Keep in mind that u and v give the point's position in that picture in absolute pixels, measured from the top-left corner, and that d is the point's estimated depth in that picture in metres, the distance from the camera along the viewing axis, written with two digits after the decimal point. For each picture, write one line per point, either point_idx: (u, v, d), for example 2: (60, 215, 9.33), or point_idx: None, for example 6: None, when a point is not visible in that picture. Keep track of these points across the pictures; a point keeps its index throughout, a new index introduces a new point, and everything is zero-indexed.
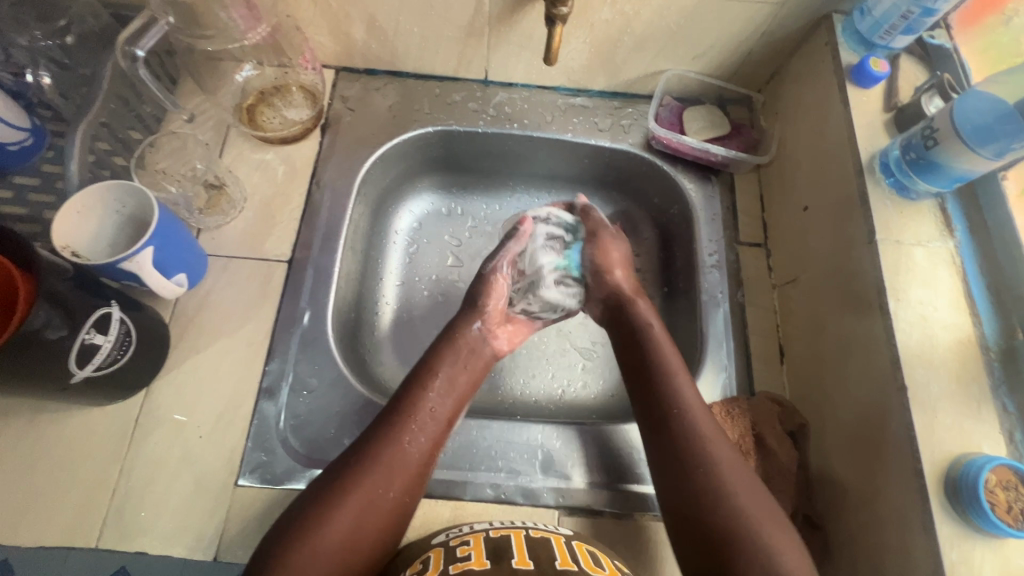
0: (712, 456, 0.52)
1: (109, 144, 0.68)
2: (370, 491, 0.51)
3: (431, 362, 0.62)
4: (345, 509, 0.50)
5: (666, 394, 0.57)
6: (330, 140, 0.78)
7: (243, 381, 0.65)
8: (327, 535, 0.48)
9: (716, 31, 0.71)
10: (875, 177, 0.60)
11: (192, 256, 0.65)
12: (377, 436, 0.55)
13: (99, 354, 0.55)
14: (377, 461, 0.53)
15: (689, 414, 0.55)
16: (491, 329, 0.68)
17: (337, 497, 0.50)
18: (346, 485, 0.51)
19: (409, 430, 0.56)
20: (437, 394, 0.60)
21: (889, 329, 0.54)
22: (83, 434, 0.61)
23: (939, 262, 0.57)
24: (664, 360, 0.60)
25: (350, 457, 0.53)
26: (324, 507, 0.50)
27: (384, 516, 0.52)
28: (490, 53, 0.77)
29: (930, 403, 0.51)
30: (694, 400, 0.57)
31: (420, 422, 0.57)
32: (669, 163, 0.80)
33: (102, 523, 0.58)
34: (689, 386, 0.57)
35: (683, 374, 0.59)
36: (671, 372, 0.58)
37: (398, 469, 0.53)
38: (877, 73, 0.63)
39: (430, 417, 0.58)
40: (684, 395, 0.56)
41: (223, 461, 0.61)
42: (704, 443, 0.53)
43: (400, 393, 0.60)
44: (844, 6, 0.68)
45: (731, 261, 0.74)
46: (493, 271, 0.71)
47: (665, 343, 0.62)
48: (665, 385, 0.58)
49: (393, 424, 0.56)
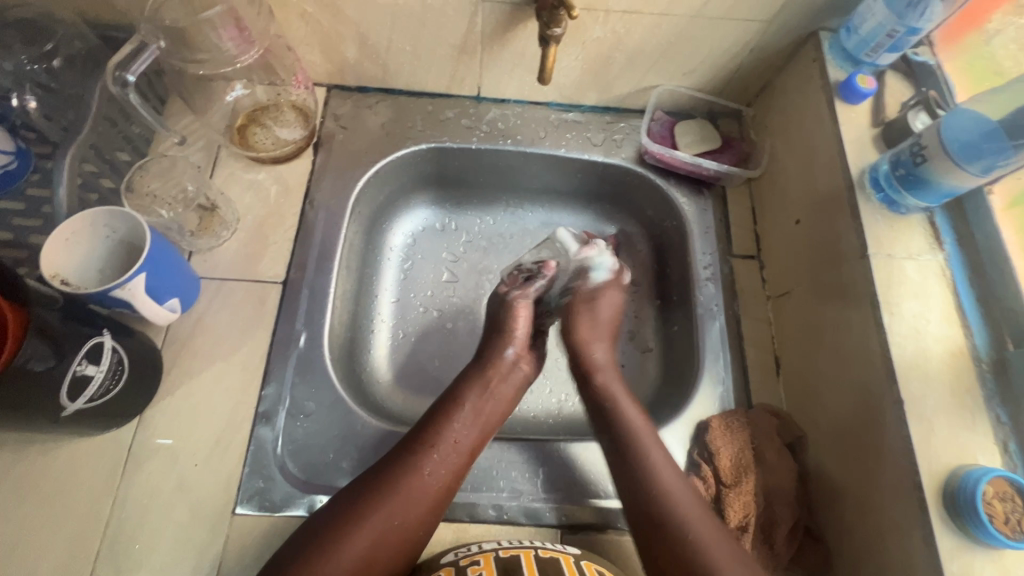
0: (679, 512, 0.55)
1: (95, 166, 0.66)
2: (387, 517, 0.52)
3: (460, 390, 0.63)
4: (365, 530, 0.51)
5: (635, 445, 0.59)
6: (323, 158, 0.77)
7: (239, 406, 0.64)
8: (342, 557, 0.49)
9: (706, 48, 0.72)
10: (865, 193, 0.61)
11: (184, 280, 0.64)
12: (401, 459, 0.56)
13: (91, 385, 0.53)
14: (398, 488, 0.54)
15: (659, 484, 0.57)
16: (520, 356, 0.68)
17: (358, 518, 0.52)
18: (367, 507, 0.52)
19: (431, 458, 0.56)
20: (464, 423, 0.60)
21: (885, 342, 0.55)
22: (74, 465, 0.59)
23: (929, 274, 0.58)
24: (635, 438, 0.60)
25: (371, 481, 0.54)
26: (344, 528, 0.51)
27: (399, 543, 0.52)
28: (482, 71, 0.77)
29: (926, 415, 0.52)
30: (664, 467, 0.58)
31: (444, 452, 0.57)
32: (662, 177, 0.80)
33: (95, 557, 0.56)
34: (662, 460, 0.58)
35: (653, 445, 0.60)
36: (636, 442, 0.60)
37: (416, 497, 0.54)
38: (865, 90, 0.64)
39: (455, 446, 0.58)
40: (652, 457, 0.58)
41: (220, 489, 0.60)
42: (670, 494, 0.56)
43: (427, 419, 0.60)
44: (831, 23, 0.69)
45: (725, 274, 0.75)
46: (516, 299, 0.71)
47: (638, 422, 0.62)
48: (633, 459, 0.59)
49: (420, 452, 0.56)
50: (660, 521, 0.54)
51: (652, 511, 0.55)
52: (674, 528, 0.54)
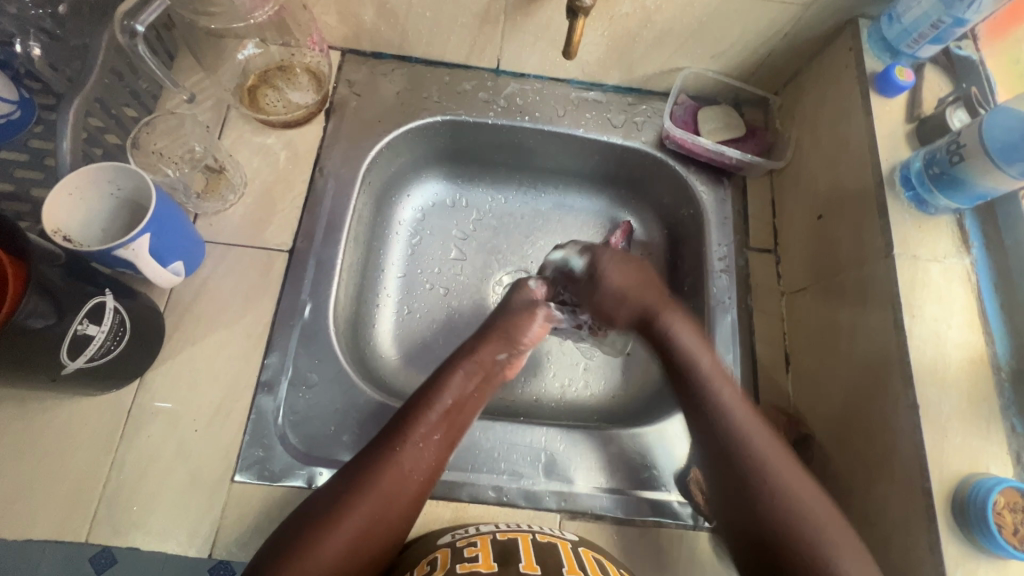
0: (765, 462, 0.53)
1: (102, 121, 0.64)
2: (366, 514, 0.51)
3: (438, 381, 0.60)
4: (341, 529, 0.50)
5: (703, 380, 0.59)
6: (335, 125, 0.75)
7: (241, 374, 0.63)
8: (321, 560, 0.48)
9: (738, 30, 0.70)
10: (895, 190, 0.59)
11: (188, 243, 0.63)
12: (379, 455, 0.54)
13: (92, 345, 0.52)
14: (378, 485, 0.52)
15: (732, 421, 0.56)
16: (511, 357, 0.66)
17: (337, 518, 0.50)
18: (344, 507, 0.51)
19: (411, 453, 0.55)
20: (445, 417, 0.58)
21: (904, 346, 0.53)
22: (72, 424, 0.59)
23: (954, 278, 0.56)
24: (704, 376, 0.59)
25: (351, 477, 0.52)
26: (322, 527, 0.49)
27: (380, 537, 0.51)
28: (503, 42, 0.74)
29: (941, 421, 0.51)
30: (741, 411, 0.57)
31: (424, 446, 0.56)
32: (682, 164, 0.78)
33: (92, 516, 0.56)
34: (734, 400, 0.57)
35: (726, 384, 0.58)
36: (714, 388, 0.58)
37: (397, 491, 0.53)
38: (901, 82, 0.61)
39: (435, 441, 0.56)
40: (733, 411, 0.56)
41: (219, 455, 0.60)
42: (736, 422, 0.56)
43: (405, 410, 0.58)
44: (871, 11, 0.66)
45: (740, 266, 0.74)
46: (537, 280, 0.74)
47: (699, 352, 0.61)
48: (716, 403, 0.57)
49: (397, 445, 0.55)
50: (730, 446, 0.55)
51: (727, 437, 0.55)
52: (752, 461, 0.53)
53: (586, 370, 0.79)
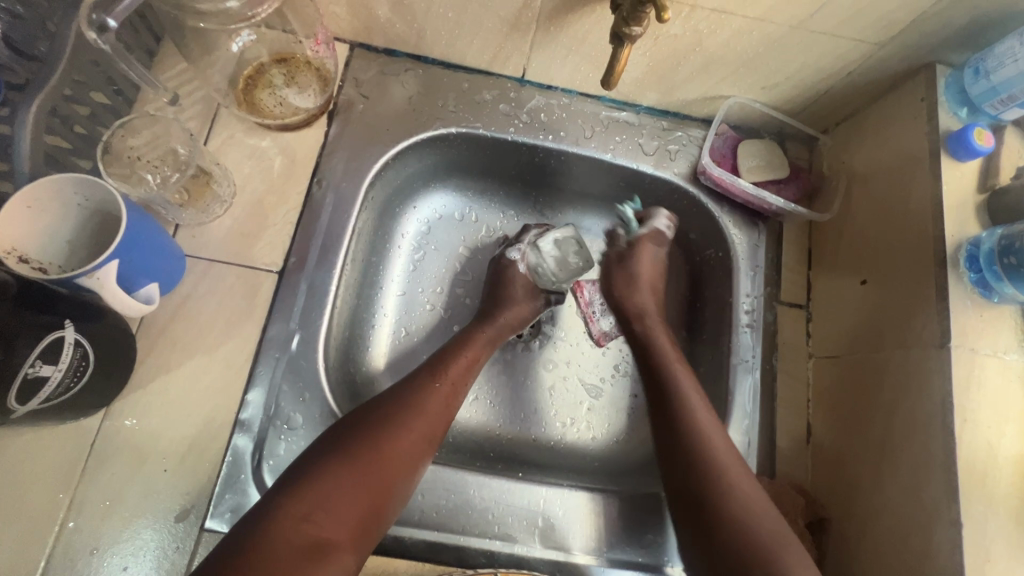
0: (732, 484, 0.51)
1: (70, 113, 0.56)
2: (388, 447, 0.51)
3: (461, 339, 0.64)
4: (360, 458, 0.49)
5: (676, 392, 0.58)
6: (338, 130, 0.68)
7: (217, 409, 0.58)
8: (337, 483, 0.48)
9: (798, 63, 0.62)
10: (959, 271, 0.53)
11: (165, 262, 0.56)
12: (404, 393, 0.56)
13: (48, 385, 0.46)
14: (404, 420, 0.53)
15: (706, 442, 0.54)
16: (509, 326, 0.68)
17: (356, 447, 0.50)
18: (363, 438, 0.51)
19: (433, 394, 0.56)
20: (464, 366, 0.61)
21: (951, 451, 0.48)
22: (27, 455, 0.53)
23: (1012, 378, 0.51)
24: (684, 394, 0.58)
25: (374, 411, 0.53)
26: (342, 454, 0.49)
27: (399, 476, 0.51)
28: (532, 51, 0.66)
29: (984, 543, 0.46)
30: (717, 436, 0.55)
31: (445, 390, 0.58)
32: (715, 202, 0.71)
33: (46, 560, 0.52)
34: (712, 425, 0.56)
35: (705, 409, 0.57)
36: (692, 411, 0.57)
37: (418, 429, 0.54)
38: (980, 148, 0.54)
39: (455, 388, 0.59)
40: (708, 431, 0.55)
41: (189, 499, 0.55)
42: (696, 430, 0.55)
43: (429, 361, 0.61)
44: (952, 58, 0.58)
45: (768, 322, 0.68)
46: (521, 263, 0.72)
47: (683, 373, 0.61)
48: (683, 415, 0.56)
49: (420, 385, 0.57)
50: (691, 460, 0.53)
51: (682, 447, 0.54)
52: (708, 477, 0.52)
53: (590, 411, 0.74)
